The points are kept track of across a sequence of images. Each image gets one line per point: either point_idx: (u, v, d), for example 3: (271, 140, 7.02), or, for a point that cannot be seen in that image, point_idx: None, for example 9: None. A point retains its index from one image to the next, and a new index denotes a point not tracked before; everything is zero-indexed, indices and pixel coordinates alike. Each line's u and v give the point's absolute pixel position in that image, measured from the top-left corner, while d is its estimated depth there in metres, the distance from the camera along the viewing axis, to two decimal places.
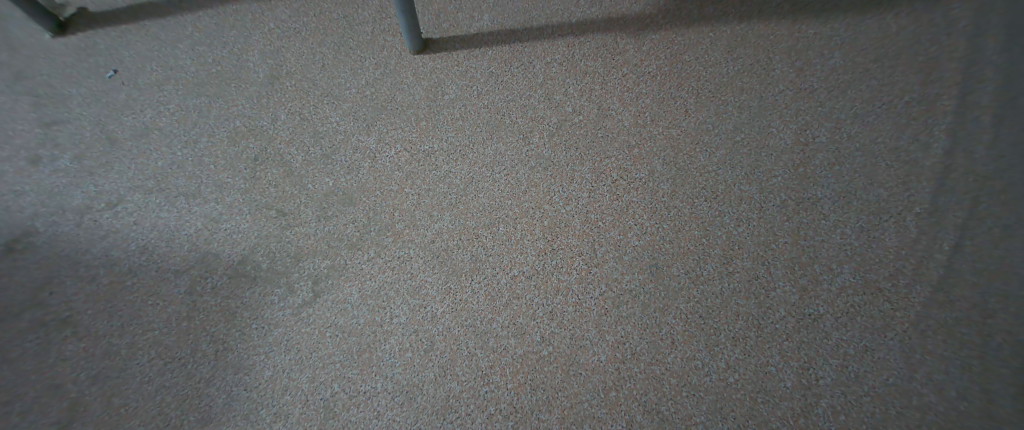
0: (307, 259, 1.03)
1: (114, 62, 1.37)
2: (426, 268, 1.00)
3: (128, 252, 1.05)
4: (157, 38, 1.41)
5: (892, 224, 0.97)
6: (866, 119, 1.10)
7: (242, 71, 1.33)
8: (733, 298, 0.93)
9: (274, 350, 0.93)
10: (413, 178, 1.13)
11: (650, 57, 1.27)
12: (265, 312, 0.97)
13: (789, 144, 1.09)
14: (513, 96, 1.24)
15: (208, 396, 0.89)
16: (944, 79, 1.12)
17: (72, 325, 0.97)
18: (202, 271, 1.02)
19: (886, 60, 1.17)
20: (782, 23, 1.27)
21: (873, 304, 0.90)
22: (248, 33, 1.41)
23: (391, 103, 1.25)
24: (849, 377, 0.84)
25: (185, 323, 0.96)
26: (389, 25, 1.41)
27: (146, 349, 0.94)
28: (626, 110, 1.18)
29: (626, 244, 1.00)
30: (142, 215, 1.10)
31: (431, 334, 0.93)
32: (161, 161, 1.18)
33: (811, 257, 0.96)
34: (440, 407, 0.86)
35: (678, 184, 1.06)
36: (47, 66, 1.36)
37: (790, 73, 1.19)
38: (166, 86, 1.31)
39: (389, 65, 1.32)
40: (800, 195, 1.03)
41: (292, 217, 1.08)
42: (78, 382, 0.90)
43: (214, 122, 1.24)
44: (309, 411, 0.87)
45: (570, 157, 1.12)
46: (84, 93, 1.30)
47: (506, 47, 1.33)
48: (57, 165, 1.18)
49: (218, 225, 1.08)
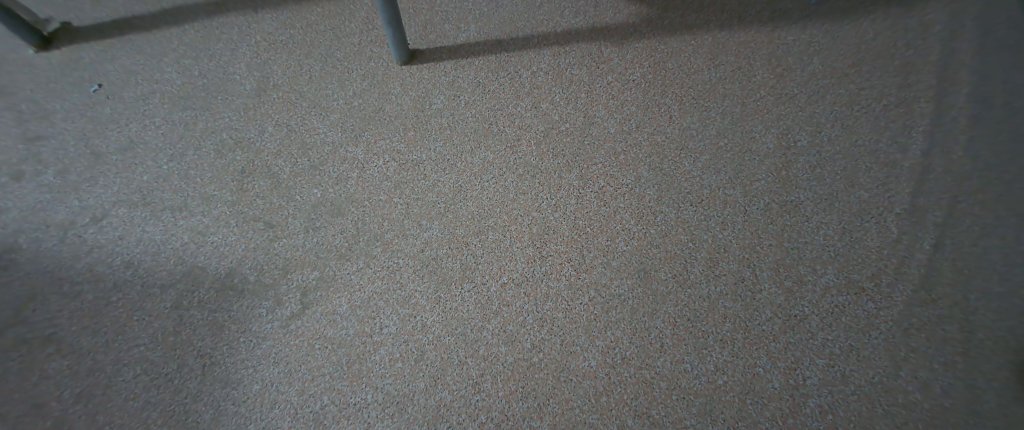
0: (295, 270, 1.02)
1: (99, 76, 1.36)
2: (416, 277, 1.00)
3: (113, 267, 1.04)
4: (143, 52, 1.41)
5: (874, 224, 0.99)
6: (846, 122, 1.12)
7: (228, 83, 1.33)
8: (720, 301, 0.94)
9: (263, 363, 0.92)
10: (401, 188, 1.13)
11: (634, 66, 1.29)
12: (253, 325, 0.96)
13: (771, 149, 1.11)
14: (500, 105, 1.25)
15: (196, 411, 0.88)
16: (920, 83, 1.15)
17: (55, 342, 0.95)
18: (190, 285, 1.01)
19: (864, 65, 1.20)
20: (762, 30, 1.30)
21: (858, 304, 0.91)
22: (234, 46, 1.41)
23: (379, 114, 1.26)
24: (836, 376, 0.85)
25: (172, 337, 0.95)
26: (377, 36, 1.42)
27: (132, 365, 0.93)
28: (612, 117, 1.20)
29: (614, 249, 1.01)
30: (128, 229, 1.09)
31: (422, 343, 0.93)
32: (147, 175, 1.17)
33: (796, 259, 0.97)
34: (431, 416, 0.86)
35: (664, 190, 1.08)
36: (30, 80, 1.35)
37: (771, 79, 1.21)
38: (152, 99, 1.30)
39: (376, 76, 1.33)
40: (784, 198, 1.04)
41: (281, 229, 1.08)
42: (63, 401, 0.89)
43: (201, 136, 1.23)
44: (300, 424, 0.86)
45: (557, 164, 1.13)
46: (69, 108, 1.29)
47: (493, 57, 1.35)
48: (41, 180, 1.17)
49: (205, 238, 1.08)
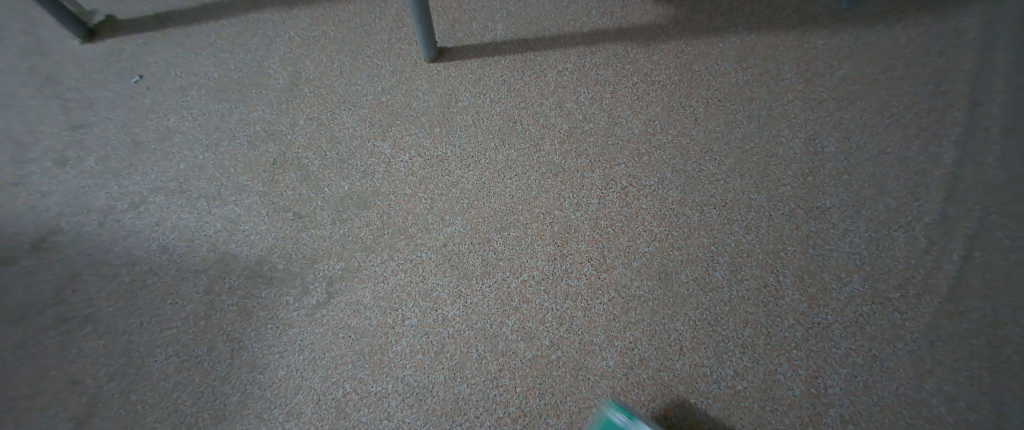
0: (321, 260, 1.05)
1: (140, 67, 1.41)
2: (438, 271, 1.02)
3: (149, 252, 1.08)
4: (181, 45, 1.46)
5: (902, 234, 0.98)
6: (876, 129, 1.10)
7: (261, 78, 1.36)
8: (742, 306, 0.94)
9: (288, 350, 0.95)
10: (426, 182, 1.15)
11: (660, 67, 1.28)
12: (280, 312, 0.99)
13: (798, 154, 1.10)
14: (525, 103, 1.26)
15: (223, 394, 0.91)
16: (954, 91, 1.13)
17: (93, 323, 1.00)
18: (222, 271, 1.05)
19: (896, 70, 1.18)
20: (792, 33, 1.29)
21: (882, 314, 0.90)
22: (269, 41, 1.45)
23: (406, 110, 1.28)
24: (858, 386, 0.85)
25: (203, 321, 0.99)
26: (406, 33, 1.44)
27: (164, 347, 0.97)
28: (636, 118, 1.20)
29: (636, 250, 1.02)
30: (164, 215, 1.13)
31: (443, 336, 0.95)
32: (182, 164, 1.21)
33: (820, 266, 0.96)
34: (450, 408, 0.88)
35: (688, 192, 1.08)
36: (76, 70, 1.41)
37: (799, 83, 1.20)
38: (188, 91, 1.35)
39: (404, 72, 1.35)
40: (809, 204, 1.03)
41: (309, 219, 1.11)
42: (97, 379, 0.93)
43: (234, 127, 1.27)
44: (322, 411, 0.89)
45: (580, 164, 1.14)
46: (111, 98, 1.34)
47: (520, 56, 1.36)
48: (83, 166, 1.22)
49: (237, 226, 1.11)
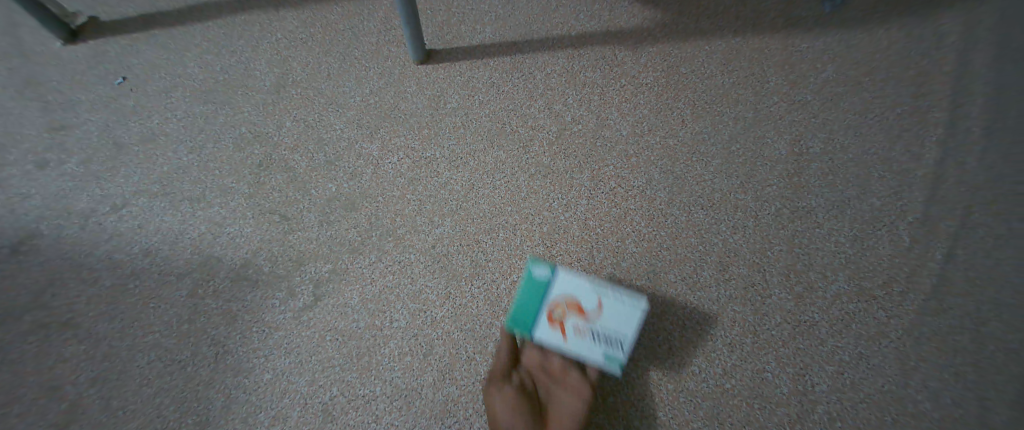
0: (308, 262, 1.04)
1: (124, 69, 1.39)
2: (427, 273, 1.02)
3: (132, 255, 1.06)
4: (167, 47, 1.43)
5: (885, 232, 1.00)
6: (859, 130, 1.12)
7: (247, 80, 1.35)
8: (730, 305, 0.96)
9: (274, 353, 0.96)
10: (414, 184, 1.14)
11: (648, 70, 1.28)
12: (265, 315, 0.99)
13: (783, 154, 1.11)
14: (514, 105, 1.25)
15: (207, 399, 0.93)
16: (935, 92, 1.15)
17: (73, 327, 0.99)
18: (205, 273, 1.04)
19: (878, 72, 1.19)
20: (775, 37, 1.28)
21: (868, 311, 0.93)
22: (256, 43, 1.42)
23: (395, 111, 1.27)
24: (845, 383, 0.88)
25: (186, 325, 0.99)
26: (395, 35, 1.41)
27: (145, 352, 0.97)
28: (624, 119, 1.20)
29: (624, 250, 1.02)
30: (146, 218, 1.11)
31: (431, 338, 0.96)
32: (166, 166, 1.20)
33: (806, 265, 0.98)
34: (438, 410, 0.91)
35: (676, 192, 1.08)
36: (58, 72, 1.38)
37: (784, 85, 1.21)
38: (172, 94, 1.33)
39: (392, 74, 1.34)
40: (795, 205, 1.04)
41: (296, 222, 1.10)
42: (77, 384, 0.94)
43: (220, 129, 1.25)
44: (308, 414, 0.91)
45: (569, 164, 1.14)
46: (94, 100, 1.32)
47: (507, 58, 1.34)
48: (63, 169, 1.20)
49: (223, 228, 1.09)
